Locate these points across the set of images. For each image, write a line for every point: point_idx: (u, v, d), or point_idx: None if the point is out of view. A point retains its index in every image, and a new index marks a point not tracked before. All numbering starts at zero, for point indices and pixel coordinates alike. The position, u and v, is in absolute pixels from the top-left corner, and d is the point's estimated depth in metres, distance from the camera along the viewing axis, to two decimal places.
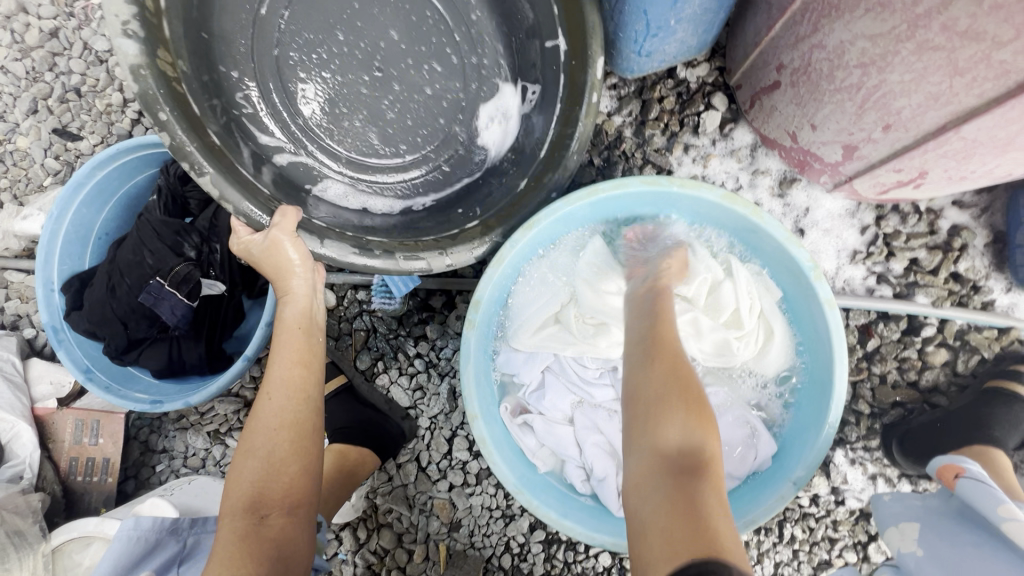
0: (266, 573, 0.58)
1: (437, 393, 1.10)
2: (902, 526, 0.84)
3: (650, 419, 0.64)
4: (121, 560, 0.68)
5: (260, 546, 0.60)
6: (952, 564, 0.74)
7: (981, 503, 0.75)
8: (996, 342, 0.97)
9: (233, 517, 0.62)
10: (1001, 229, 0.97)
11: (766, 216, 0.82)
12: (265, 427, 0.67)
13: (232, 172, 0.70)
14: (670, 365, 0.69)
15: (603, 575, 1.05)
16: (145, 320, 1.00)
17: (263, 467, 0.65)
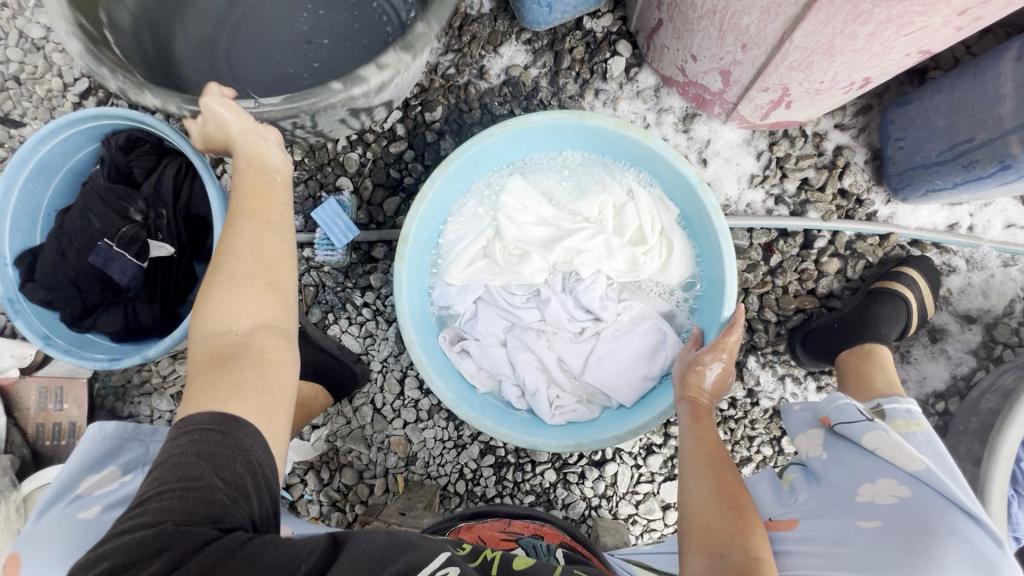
0: (253, 396, 0.60)
1: (385, 338, 1.18)
2: (810, 431, 0.81)
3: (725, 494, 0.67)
4: (89, 458, 0.73)
5: (239, 369, 0.61)
6: (852, 463, 0.72)
7: (858, 418, 0.75)
8: (879, 248, 1.09)
9: (210, 341, 0.64)
10: (877, 147, 1.08)
11: (656, 139, 0.91)
12: (232, 250, 0.67)
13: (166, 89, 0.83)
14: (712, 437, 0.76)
15: (550, 490, 1.14)
16: (98, 283, 1.05)
17: (229, 284, 0.65)
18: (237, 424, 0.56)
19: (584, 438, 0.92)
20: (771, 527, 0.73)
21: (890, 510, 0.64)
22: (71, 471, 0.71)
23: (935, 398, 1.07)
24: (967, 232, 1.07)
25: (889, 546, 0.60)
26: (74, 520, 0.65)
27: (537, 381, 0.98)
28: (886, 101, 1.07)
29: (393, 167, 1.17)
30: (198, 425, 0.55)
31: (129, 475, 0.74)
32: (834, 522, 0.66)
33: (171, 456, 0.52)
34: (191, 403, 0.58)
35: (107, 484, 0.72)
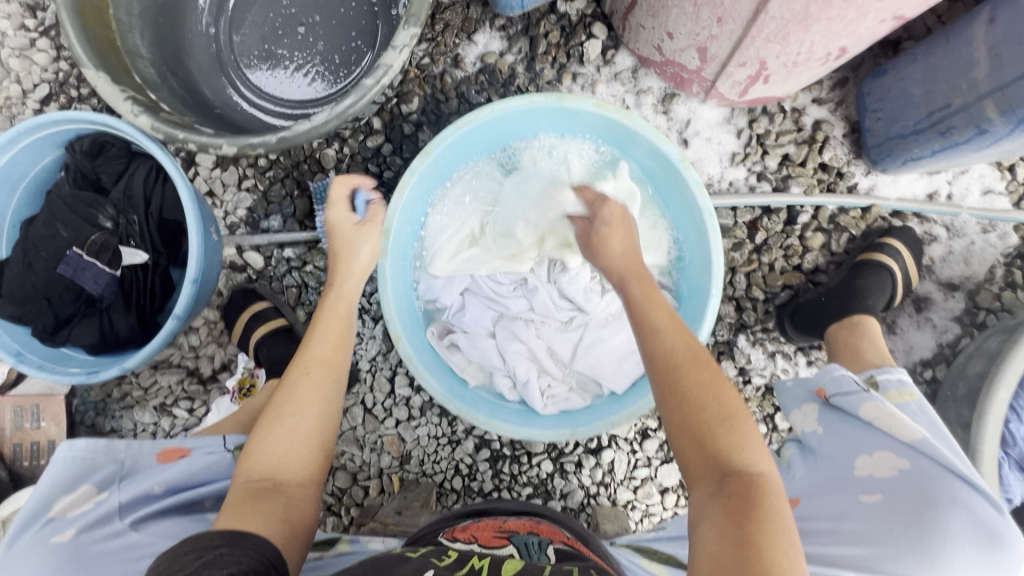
0: (283, 530, 0.60)
1: (373, 336, 1.16)
2: (805, 407, 0.89)
3: (703, 406, 0.60)
4: (63, 476, 0.70)
5: (273, 504, 0.62)
6: (847, 436, 0.81)
7: (854, 390, 0.83)
8: (861, 220, 1.09)
9: (255, 480, 0.64)
10: (855, 119, 1.09)
11: (636, 118, 0.90)
12: (301, 406, 0.70)
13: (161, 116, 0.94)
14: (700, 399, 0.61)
15: (548, 481, 1.13)
16: (68, 293, 1.01)
17: (286, 428, 0.68)
18: (245, 536, 0.56)
19: (578, 426, 0.91)
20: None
21: (891, 484, 0.73)
22: (43, 492, 0.68)
23: (922, 366, 1.08)
24: (946, 200, 1.08)
25: (889, 519, 0.70)
26: (51, 546, 0.62)
27: (528, 371, 0.96)
28: (862, 73, 1.07)
29: (371, 162, 1.15)
30: (210, 544, 0.53)
31: (105, 493, 0.70)
32: (839, 499, 0.76)
33: (175, 571, 0.50)
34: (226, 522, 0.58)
35: (82, 503, 0.69)
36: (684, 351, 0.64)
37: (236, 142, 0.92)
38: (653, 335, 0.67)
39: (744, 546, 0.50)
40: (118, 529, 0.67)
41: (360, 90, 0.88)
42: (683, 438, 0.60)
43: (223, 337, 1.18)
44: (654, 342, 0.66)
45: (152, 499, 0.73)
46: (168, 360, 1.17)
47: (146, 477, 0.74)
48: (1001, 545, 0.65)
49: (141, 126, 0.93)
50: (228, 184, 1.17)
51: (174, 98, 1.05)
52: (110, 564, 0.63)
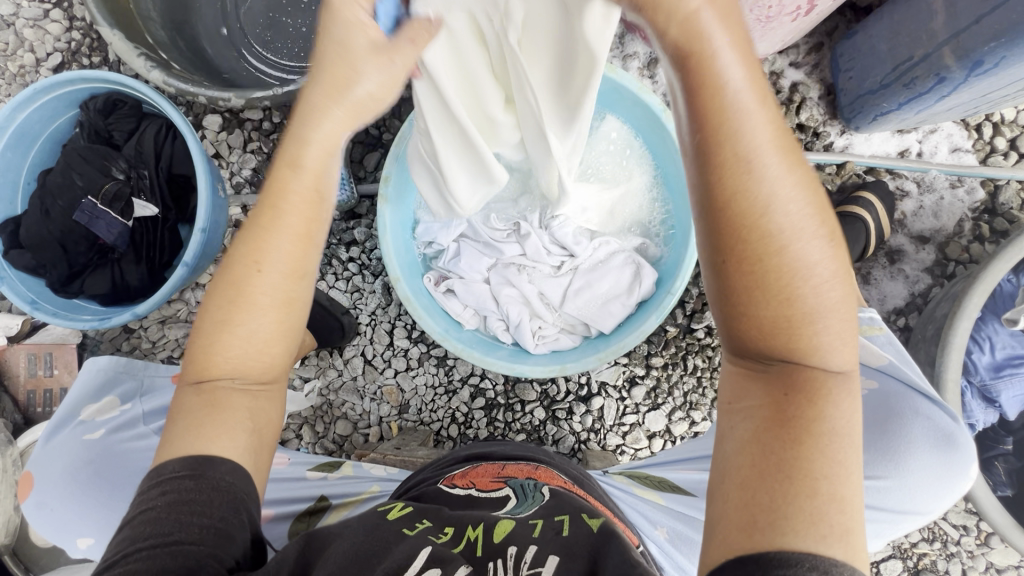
0: (242, 441, 0.54)
1: (372, 291, 1.20)
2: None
3: (791, 296, 0.42)
4: (87, 387, 0.79)
5: (230, 417, 0.53)
6: None
7: None
8: (837, 177, 1.15)
9: (205, 385, 0.53)
10: (830, 82, 1.15)
11: (619, 71, 0.96)
12: (250, 302, 0.51)
13: (172, 72, 0.99)
14: (789, 288, 0.41)
15: (540, 427, 1.18)
16: (83, 242, 1.06)
17: (229, 327, 0.52)
18: (211, 463, 0.51)
19: (568, 362, 0.97)
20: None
21: (863, 402, 0.75)
22: (74, 399, 0.78)
23: (896, 314, 1.14)
24: (917, 158, 1.14)
25: (862, 431, 0.73)
26: (83, 442, 0.74)
27: (520, 314, 1.03)
28: (836, 38, 1.14)
29: (371, 124, 1.20)
30: (172, 475, 0.50)
31: (128, 404, 0.80)
32: None
33: (142, 512, 0.49)
34: (185, 440, 0.52)
35: (107, 412, 0.78)
36: (792, 204, 0.41)
37: (243, 94, 0.97)
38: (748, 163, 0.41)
39: (791, 482, 0.40)
40: (143, 434, 0.77)
41: None
42: (743, 326, 0.43)
43: None
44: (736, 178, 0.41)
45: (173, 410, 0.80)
46: (176, 315, 1.22)
47: (166, 393, 0.82)
48: (957, 447, 0.70)
49: (154, 81, 0.98)
50: (234, 146, 1.22)
51: (184, 60, 1.11)
52: (131, 466, 0.73)
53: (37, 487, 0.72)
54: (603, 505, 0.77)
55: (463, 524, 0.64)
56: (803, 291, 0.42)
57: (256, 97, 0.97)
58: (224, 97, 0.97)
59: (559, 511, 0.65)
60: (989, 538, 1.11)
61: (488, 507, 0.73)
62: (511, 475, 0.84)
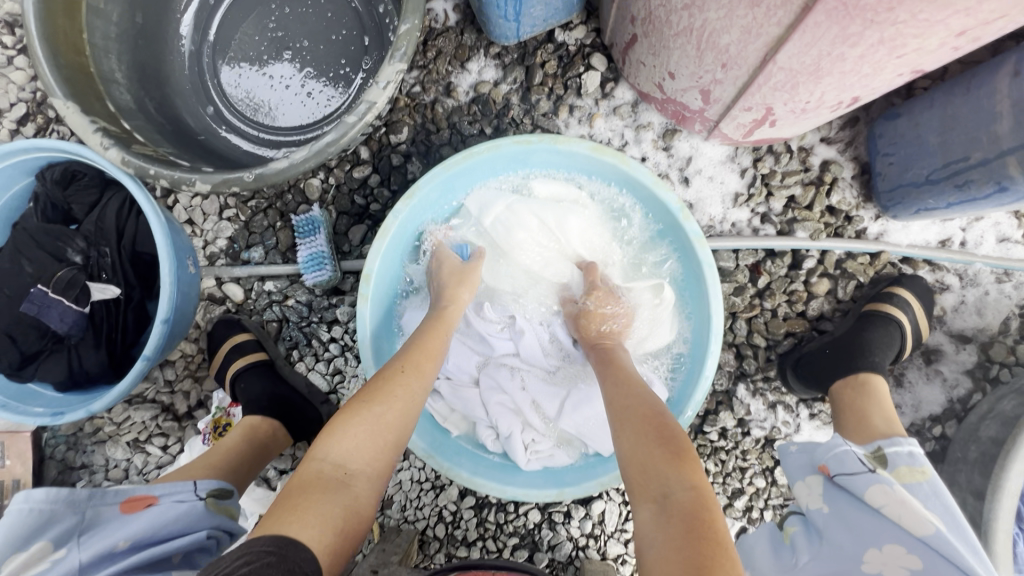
0: (331, 535, 0.58)
1: (355, 375, 1.11)
2: (808, 478, 0.82)
3: (663, 435, 0.62)
4: (20, 532, 0.69)
5: (329, 500, 0.61)
6: (855, 522, 0.72)
7: (860, 469, 0.76)
8: (870, 267, 1.04)
9: (322, 467, 0.63)
10: (865, 161, 1.03)
11: (633, 163, 0.84)
12: (388, 398, 0.71)
13: (131, 150, 0.89)
14: (661, 430, 0.63)
15: (535, 531, 1.08)
16: (34, 331, 0.96)
17: (361, 416, 0.68)
18: (295, 547, 0.54)
19: (566, 486, 0.87)
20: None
21: None
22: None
23: (932, 422, 1.03)
24: (960, 248, 1.02)
25: None
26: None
27: (511, 424, 0.91)
28: (873, 113, 1.02)
29: (357, 193, 1.10)
30: (258, 547, 0.53)
31: (61, 551, 0.71)
32: None
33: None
34: (280, 513, 0.58)
35: (36, 564, 0.69)
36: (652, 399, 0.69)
37: (211, 178, 0.87)
38: (618, 388, 0.73)
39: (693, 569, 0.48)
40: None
41: (342, 128, 0.84)
42: (633, 465, 0.61)
43: (200, 371, 1.14)
44: (618, 393, 0.72)
45: (116, 555, 0.74)
46: (143, 395, 1.13)
47: (111, 532, 0.75)
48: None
49: (110, 159, 0.87)
50: (209, 213, 1.12)
51: (151, 126, 1.00)
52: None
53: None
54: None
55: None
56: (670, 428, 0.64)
57: (227, 184, 0.87)
58: (189, 180, 0.87)
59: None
60: None
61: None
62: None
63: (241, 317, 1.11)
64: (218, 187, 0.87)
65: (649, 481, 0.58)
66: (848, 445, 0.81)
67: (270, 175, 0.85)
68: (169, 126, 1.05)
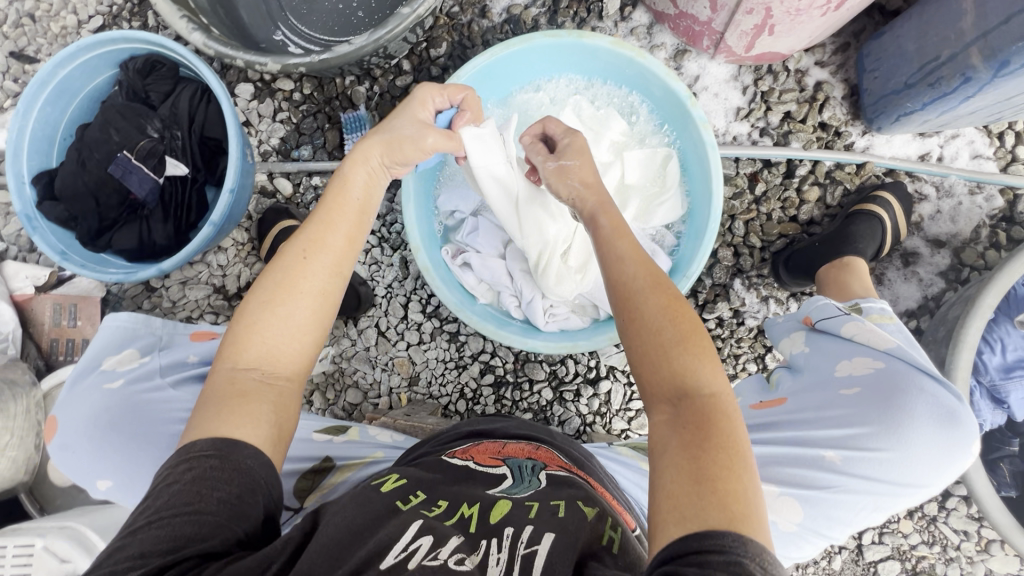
0: (266, 427, 0.60)
1: (390, 264, 1.23)
2: (793, 333, 0.91)
3: (662, 331, 0.61)
4: (110, 340, 0.80)
5: (245, 404, 0.60)
6: (829, 348, 0.83)
7: (836, 313, 0.85)
8: (856, 177, 1.16)
9: (235, 372, 0.62)
10: (854, 82, 1.16)
11: (649, 57, 0.97)
12: (294, 295, 0.65)
13: (211, 36, 1.02)
14: (675, 320, 0.62)
15: (547, 407, 1.19)
16: (115, 198, 1.10)
17: (264, 320, 0.64)
18: (235, 446, 0.57)
19: (579, 340, 1.00)
20: (763, 406, 0.85)
21: (868, 380, 0.77)
22: (97, 350, 0.79)
23: (908, 316, 1.14)
24: (937, 162, 1.15)
25: (872, 408, 0.74)
26: (103, 392, 0.75)
27: (534, 291, 1.05)
28: (863, 40, 1.15)
29: (399, 101, 1.23)
30: (197, 452, 0.56)
31: (146, 357, 0.80)
32: (820, 395, 0.79)
33: (168, 486, 0.54)
34: (208, 420, 0.59)
35: (126, 364, 0.78)
36: (644, 280, 0.66)
37: (280, 60, 0.99)
38: (616, 265, 0.69)
39: (704, 475, 0.52)
40: (158, 386, 0.77)
41: (397, 19, 0.96)
42: (643, 365, 0.61)
43: (250, 258, 1.26)
44: (612, 274, 0.68)
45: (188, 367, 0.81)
46: (197, 277, 1.25)
47: (184, 347, 0.82)
48: (959, 423, 0.72)
49: (194, 43, 1.01)
50: (264, 115, 1.25)
51: (221, 26, 1.13)
52: (147, 415, 0.75)
53: (61, 431, 0.75)
54: (603, 488, 0.74)
55: (461, 500, 0.63)
56: (685, 317, 0.63)
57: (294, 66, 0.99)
58: (262, 63, 1.00)
59: (558, 494, 0.64)
60: (989, 545, 1.11)
61: (483, 482, 0.68)
62: (512, 453, 0.78)
63: (290, 207, 1.24)
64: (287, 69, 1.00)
65: (661, 383, 0.59)
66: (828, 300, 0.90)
67: (334, 56, 0.98)
68: (235, 29, 1.17)
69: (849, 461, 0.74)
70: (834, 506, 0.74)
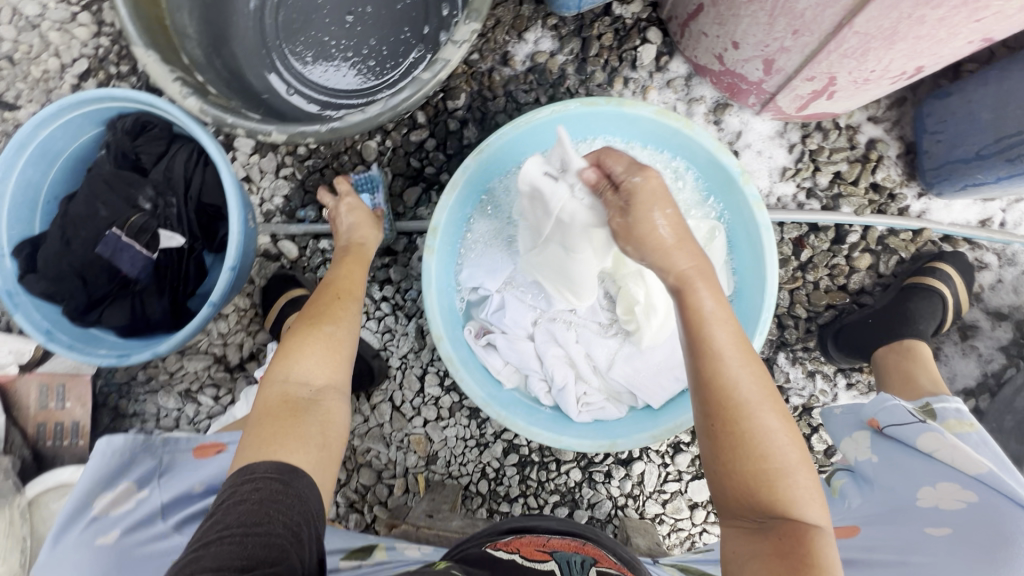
0: (314, 449, 0.64)
1: (405, 334, 1.14)
2: (856, 434, 0.84)
3: (765, 454, 0.56)
4: (101, 473, 0.66)
5: (297, 424, 0.65)
6: (907, 467, 0.75)
7: (911, 419, 0.77)
8: (911, 244, 1.07)
9: (285, 389, 0.70)
10: (910, 140, 1.06)
11: (696, 128, 0.89)
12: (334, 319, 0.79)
13: (209, 100, 0.91)
14: (786, 430, 0.58)
15: (575, 490, 1.11)
16: (103, 274, 0.99)
17: (303, 343, 0.74)
18: (297, 475, 0.58)
19: (618, 438, 0.91)
20: (832, 533, 0.77)
21: (960, 517, 0.67)
22: (86, 486, 0.65)
23: (966, 395, 1.06)
24: (999, 228, 1.06)
25: (963, 552, 0.63)
26: (94, 549, 0.61)
27: (566, 376, 0.96)
28: (921, 94, 1.05)
29: (413, 156, 1.13)
30: (260, 475, 0.57)
31: (145, 491, 0.68)
32: (902, 530, 0.70)
33: (231, 500, 0.53)
34: (264, 437, 0.63)
35: (124, 502, 0.66)
36: (753, 391, 0.58)
37: (286, 129, 0.89)
38: (715, 361, 0.59)
39: None
40: (160, 532, 0.64)
41: (416, 84, 0.86)
42: (730, 481, 0.57)
43: (252, 325, 1.16)
44: (712, 368, 0.59)
45: (194, 498, 0.69)
46: (196, 347, 1.16)
47: (187, 476, 0.71)
48: None
49: (189, 108, 0.91)
50: (266, 170, 1.15)
51: (218, 80, 1.03)
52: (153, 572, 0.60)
53: None
54: None
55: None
56: (789, 424, 0.59)
57: (304, 136, 0.89)
58: (267, 131, 0.90)
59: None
60: None
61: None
62: (558, 547, 0.76)
63: (296, 272, 1.14)
64: (294, 138, 0.89)
65: (752, 493, 0.56)
66: (897, 399, 0.82)
67: (348, 124, 0.88)
68: (232, 83, 1.06)
69: None
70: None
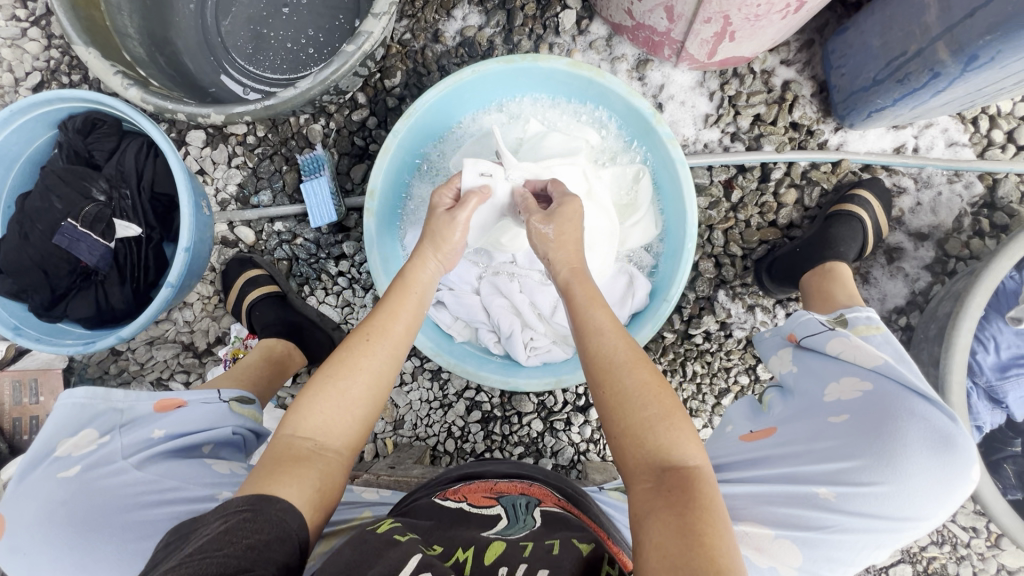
0: (312, 492, 0.59)
1: (364, 305, 1.19)
2: (780, 351, 0.89)
3: (640, 408, 0.61)
4: (63, 421, 0.70)
5: (300, 468, 0.60)
6: (817, 369, 0.81)
7: (820, 328, 0.84)
8: (833, 175, 1.13)
9: (290, 440, 0.63)
10: (822, 79, 1.13)
11: (608, 76, 0.94)
12: (353, 371, 0.67)
13: (151, 91, 0.97)
14: (656, 387, 0.62)
15: (538, 440, 1.15)
16: (64, 265, 1.04)
17: (324, 395, 0.66)
18: (268, 501, 0.55)
19: (563, 374, 0.95)
20: (753, 436, 0.81)
21: (857, 404, 0.73)
22: (49, 433, 0.69)
23: (897, 314, 1.12)
24: (913, 153, 1.12)
25: (859, 435, 0.70)
26: (56, 483, 0.65)
27: (512, 324, 1.01)
28: (826, 35, 1.12)
29: (357, 135, 1.18)
30: (233, 508, 0.54)
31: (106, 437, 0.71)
32: (810, 425, 0.76)
33: (195, 537, 0.51)
34: (263, 477, 0.59)
35: (84, 447, 0.69)
36: (625, 354, 0.65)
37: (223, 110, 0.94)
38: (595, 338, 0.67)
39: (685, 540, 0.51)
40: (121, 468, 0.68)
41: (342, 56, 0.92)
42: (622, 440, 0.60)
43: (217, 311, 1.21)
44: (591, 343, 0.67)
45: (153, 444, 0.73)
46: (164, 336, 1.20)
47: (147, 423, 0.74)
48: (956, 450, 0.67)
49: (132, 99, 0.96)
50: (218, 161, 1.20)
51: (162, 77, 1.09)
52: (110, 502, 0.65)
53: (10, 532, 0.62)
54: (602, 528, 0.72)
55: (454, 545, 0.63)
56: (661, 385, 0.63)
57: (239, 114, 0.94)
58: (205, 113, 0.94)
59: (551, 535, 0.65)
60: (999, 540, 1.10)
61: (476, 525, 0.69)
62: (506, 490, 0.79)
63: (253, 255, 1.19)
64: (233, 118, 0.95)
65: (638, 449, 0.59)
66: (811, 314, 0.89)
67: (281, 99, 0.94)
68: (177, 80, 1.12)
69: (844, 496, 0.68)
70: (833, 546, 0.68)
